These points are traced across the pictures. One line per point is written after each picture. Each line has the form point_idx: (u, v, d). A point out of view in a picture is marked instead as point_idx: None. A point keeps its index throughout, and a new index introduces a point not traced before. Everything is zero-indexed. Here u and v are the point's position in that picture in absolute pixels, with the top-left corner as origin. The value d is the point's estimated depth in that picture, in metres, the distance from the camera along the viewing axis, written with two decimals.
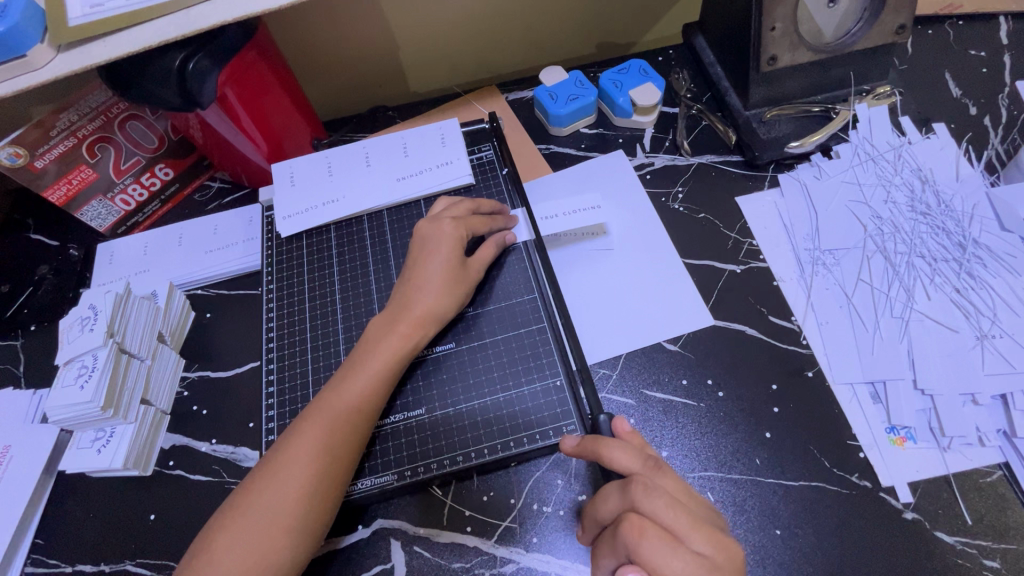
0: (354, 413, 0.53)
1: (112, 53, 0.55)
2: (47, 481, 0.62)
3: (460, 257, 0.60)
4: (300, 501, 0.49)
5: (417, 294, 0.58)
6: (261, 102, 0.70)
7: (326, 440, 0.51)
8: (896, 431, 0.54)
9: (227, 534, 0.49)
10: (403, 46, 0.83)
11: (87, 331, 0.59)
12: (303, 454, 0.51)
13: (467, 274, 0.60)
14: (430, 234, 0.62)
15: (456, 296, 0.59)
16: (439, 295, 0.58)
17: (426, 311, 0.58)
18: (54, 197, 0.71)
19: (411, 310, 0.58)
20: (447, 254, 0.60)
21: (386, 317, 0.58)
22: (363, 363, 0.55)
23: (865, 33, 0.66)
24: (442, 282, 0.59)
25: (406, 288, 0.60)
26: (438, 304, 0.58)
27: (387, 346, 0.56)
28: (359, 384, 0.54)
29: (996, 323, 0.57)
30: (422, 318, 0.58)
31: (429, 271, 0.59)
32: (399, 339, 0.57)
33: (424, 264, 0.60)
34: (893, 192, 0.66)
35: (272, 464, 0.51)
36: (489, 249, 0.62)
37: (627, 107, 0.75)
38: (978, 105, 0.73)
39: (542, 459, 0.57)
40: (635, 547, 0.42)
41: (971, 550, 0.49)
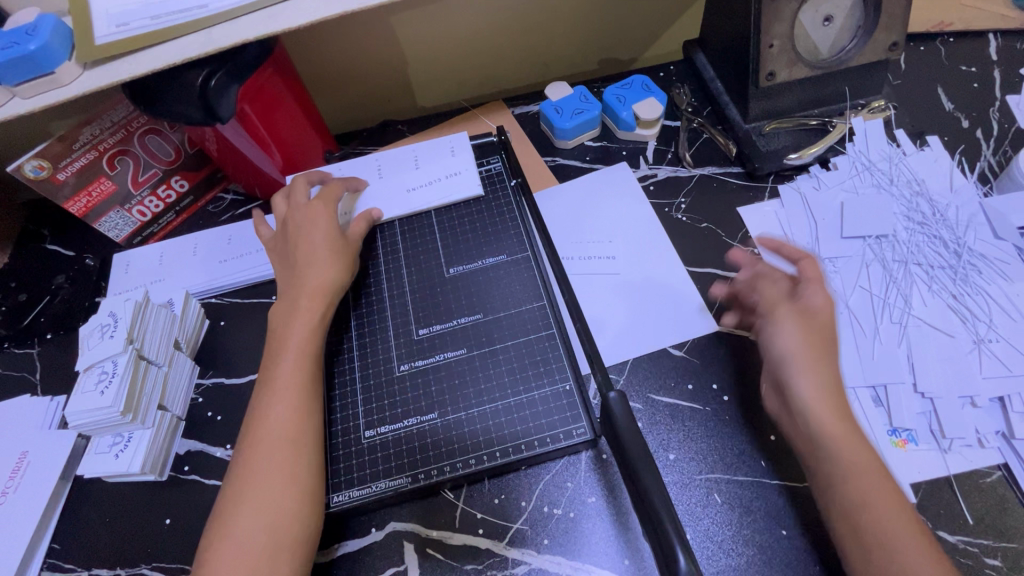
0: (297, 387, 0.56)
1: (138, 70, 0.58)
2: (64, 486, 0.63)
3: (337, 230, 0.66)
4: (285, 485, 0.51)
5: (305, 273, 0.63)
6: (275, 117, 0.72)
7: (285, 422, 0.54)
8: (897, 433, 0.55)
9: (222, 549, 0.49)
10: (412, 62, 0.85)
11: (107, 338, 0.61)
12: (267, 442, 0.53)
13: (344, 243, 0.66)
14: (300, 217, 0.67)
15: (336, 263, 0.64)
16: (323, 264, 0.63)
17: (322, 281, 0.62)
18: (73, 208, 0.73)
19: (306, 287, 0.62)
20: (321, 229, 0.66)
21: (285, 301, 0.62)
22: (284, 345, 0.59)
23: (859, 50, 0.69)
24: (326, 253, 0.64)
25: (293, 272, 0.64)
26: (329, 272, 0.63)
27: (299, 323, 0.60)
28: (287, 362, 0.57)
29: (992, 328, 0.58)
30: (318, 290, 0.62)
31: (309, 250, 0.64)
32: (307, 312, 0.60)
33: (302, 247, 0.65)
34: (890, 203, 0.68)
35: (244, 467, 0.53)
36: (358, 224, 0.69)
37: (630, 121, 0.77)
38: (970, 118, 0.75)
39: (553, 463, 0.58)
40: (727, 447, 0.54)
41: (974, 549, 0.50)
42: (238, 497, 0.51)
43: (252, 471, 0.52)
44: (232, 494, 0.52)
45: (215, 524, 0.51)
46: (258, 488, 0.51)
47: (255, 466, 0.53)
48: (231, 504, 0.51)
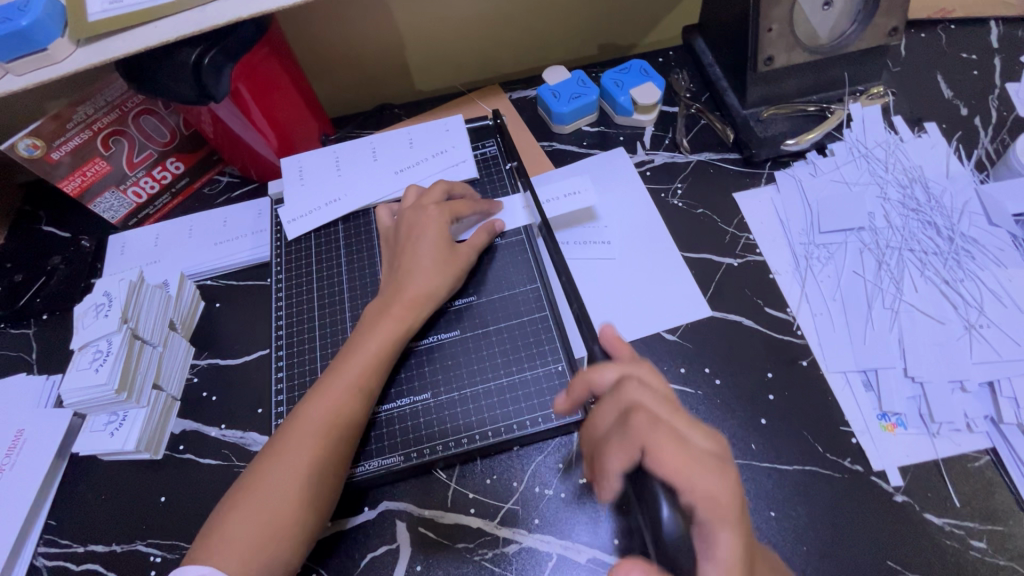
0: (356, 387, 0.55)
1: (131, 48, 0.57)
2: (60, 464, 0.63)
3: (448, 239, 0.63)
4: (307, 479, 0.51)
5: (408, 278, 0.60)
6: (271, 99, 0.72)
7: (334, 417, 0.53)
8: (887, 417, 0.56)
9: (234, 523, 0.50)
10: (409, 45, 0.85)
11: (102, 317, 0.61)
12: (309, 431, 0.52)
13: (456, 256, 0.63)
14: (417, 220, 0.64)
15: (443, 279, 0.61)
16: (429, 276, 0.60)
17: (420, 292, 0.60)
18: (68, 188, 0.72)
19: (404, 292, 0.60)
20: (433, 237, 0.62)
21: (379, 302, 0.60)
22: (360, 343, 0.57)
23: (859, 35, 0.68)
24: (435, 263, 0.61)
25: (398, 274, 0.62)
26: (430, 285, 0.60)
27: (384, 327, 0.58)
28: (360, 360, 0.56)
29: (983, 314, 0.59)
30: (416, 300, 0.59)
31: (418, 255, 0.62)
32: (395, 317, 0.58)
33: (412, 250, 0.62)
34: (886, 189, 0.68)
35: (278, 447, 0.53)
36: (480, 237, 0.65)
37: (628, 105, 0.77)
38: (969, 106, 0.75)
39: (545, 443, 0.58)
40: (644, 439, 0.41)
41: (959, 531, 0.50)
42: (264, 472, 0.52)
43: (284, 454, 0.52)
44: (259, 469, 0.52)
45: (237, 492, 0.52)
46: (284, 472, 0.51)
47: (288, 449, 0.52)
48: (253, 478, 0.52)
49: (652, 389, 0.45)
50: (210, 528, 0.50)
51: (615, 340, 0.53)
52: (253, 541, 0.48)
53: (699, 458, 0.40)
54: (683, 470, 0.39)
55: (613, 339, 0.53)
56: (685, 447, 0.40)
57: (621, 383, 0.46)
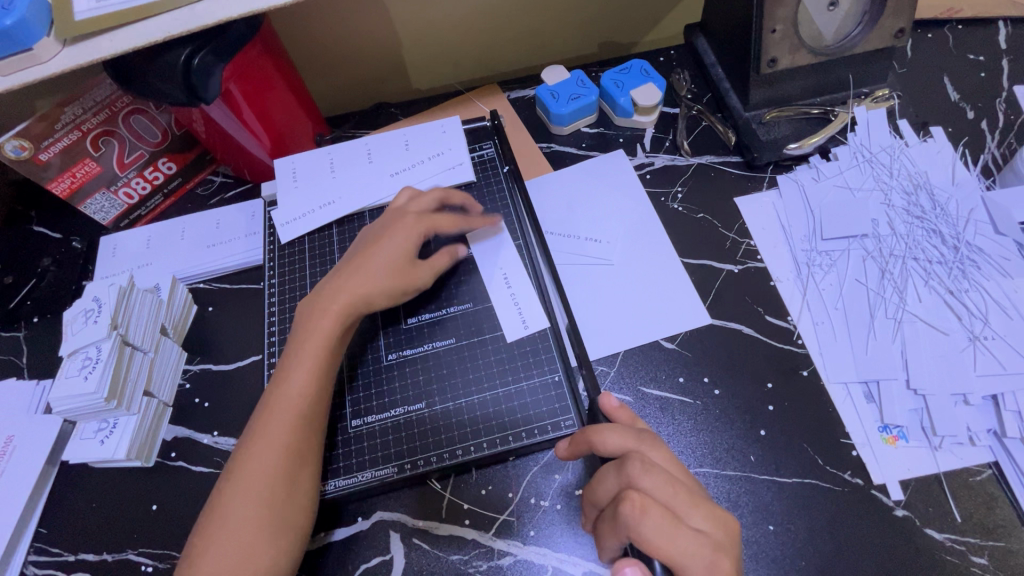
0: (302, 400, 0.53)
1: (119, 48, 0.56)
2: (50, 471, 0.63)
3: (408, 253, 0.60)
4: (274, 497, 0.50)
5: (343, 284, 0.58)
6: (264, 99, 0.70)
7: (291, 434, 0.52)
8: (888, 430, 0.55)
9: (206, 548, 0.49)
10: (406, 43, 0.83)
11: (91, 323, 0.60)
12: (267, 453, 0.51)
13: (412, 267, 0.61)
14: (387, 227, 0.62)
15: (383, 283, 0.59)
16: (370, 281, 0.58)
17: (355, 295, 0.58)
18: (57, 190, 0.71)
19: (337, 297, 0.58)
20: (392, 250, 0.60)
21: (310, 307, 0.58)
22: (296, 354, 0.56)
23: (864, 36, 0.67)
24: (386, 274, 0.59)
25: (335, 279, 0.59)
26: (367, 288, 0.58)
27: (316, 333, 0.56)
28: (301, 372, 0.54)
29: (987, 325, 0.58)
30: (349, 303, 0.57)
31: (368, 262, 0.59)
32: (325, 320, 0.57)
33: (365, 257, 0.60)
34: (890, 195, 0.66)
35: (235, 469, 0.52)
36: (444, 257, 0.62)
37: (628, 107, 0.75)
38: (976, 109, 0.74)
39: (541, 454, 0.58)
40: (636, 525, 0.42)
41: (960, 547, 0.50)
42: (226, 497, 0.50)
43: (244, 475, 0.51)
44: (221, 494, 0.51)
45: (205, 520, 0.51)
46: (248, 496, 0.50)
47: (246, 471, 0.51)
48: (218, 505, 0.50)
49: (658, 470, 0.45)
50: (183, 559, 0.50)
51: (615, 408, 0.52)
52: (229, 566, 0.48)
53: (694, 543, 0.42)
54: (670, 557, 0.41)
55: (612, 407, 0.52)
56: (680, 533, 0.42)
57: (625, 460, 0.46)
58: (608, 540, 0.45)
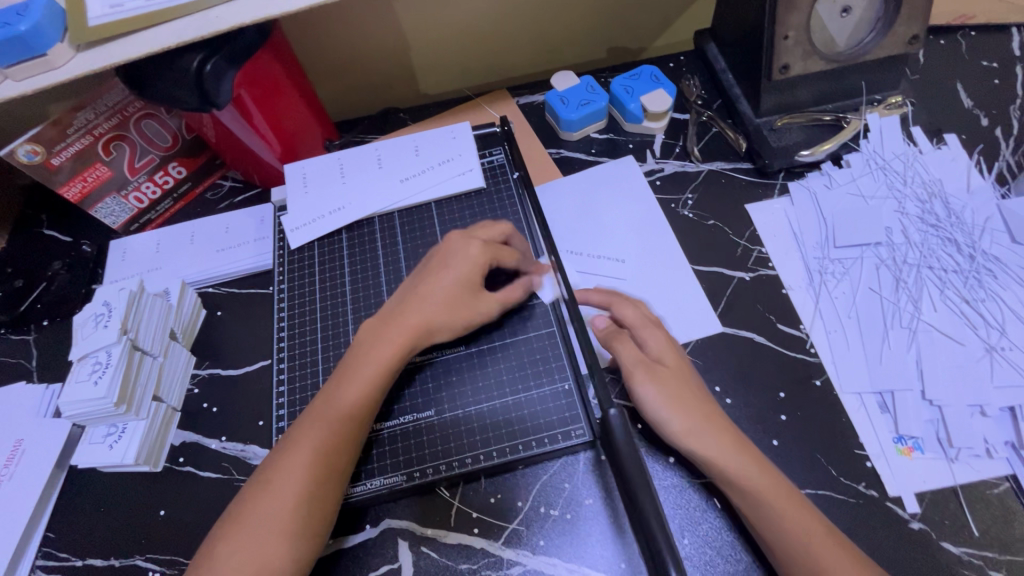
0: (348, 414, 0.53)
1: (132, 53, 0.56)
2: (59, 475, 0.63)
3: (474, 280, 0.58)
4: (299, 503, 0.49)
5: (413, 304, 0.57)
6: (275, 103, 0.70)
7: (326, 443, 0.52)
8: (903, 441, 0.54)
9: (226, 545, 0.49)
10: (415, 48, 0.83)
11: (102, 327, 0.60)
12: (302, 459, 0.51)
13: (477, 297, 0.58)
14: (456, 249, 0.60)
15: (452, 309, 0.57)
16: (442, 306, 0.57)
17: (423, 319, 0.56)
18: (69, 194, 0.71)
19: (405, 317, 0.56)
20: (455, 272, 0.58)
21: (379, 324, 0.57)
22: (355, 367, 0.55)
23: (877, 42, 0.66)
24: (448, 293, 0.57)
25: (402, 299, 0.58)
26: (432, 311, 0.57)
27: (382, 353, 0.55)
28: (356, 386, 0.54)
29: (1005, 335, 0.57)
30: (417, 326, 0.56)
31: (435, 285, 0.58)
32: (393, 344, 0.55)
33: (433, 279, 0.58)
34: (904, 203, 0.66)
35: (268, 472, 0.51)
36: (513, 291, 0.60)
37: (638, 113, 0.75)
38: (989, 116, 0.73)
39: (551, 463, 0.57)
40: None
41: (977, 561, 0.49)
42: (253, 498, 0.50)
43: (275, 477, 0.50)
44: (250, 495, 0.50)
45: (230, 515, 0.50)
46: (274, 499, 0.49)
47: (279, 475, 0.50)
48: (245, 503, 0.50)
49: None
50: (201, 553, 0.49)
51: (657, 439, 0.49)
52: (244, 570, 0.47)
53: None
54: None
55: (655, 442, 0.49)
56: None
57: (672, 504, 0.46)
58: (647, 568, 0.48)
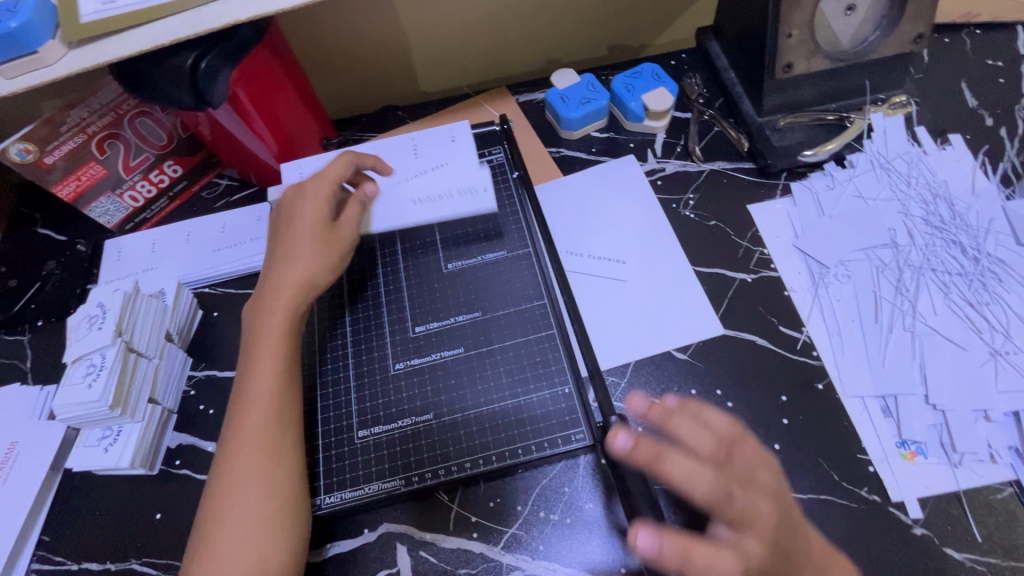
0: (272, 390, 0.54)
1: (125, 51, 0.55)
2: (54, 478, 0.62)
3: (324, 218, 0.62)
4: (260, 490, 0.50)
5: (285, 269, 0.60)
6: (271, 101, 0.69)
7: (265, 425, 0.52)
8: (906, 445, 0.54)
9: (205, 561, 0.48)
10: (414, 46, 0.82)
11: (96, 329, 0.59)
12: (247, 448, 0.51)
13: (332, 235, 0.63)
14: (296, 205, 0.64)
15: (324, 261, 0.61)
16: (311, 260, 0.60)
17: (298, 279, 0.59)
18: (62, 193, 0.70)
19: (282, 284, 0.59)
20: (309, 220, 0.62)
21: (263, 301, 0.59)
22: (257, 348, 0.56)
23: (882, 41, 0.65)
24: (310, 248, 0.61)
25: (271, 269, 0.61)
26: (309, 270, 0.60)
27: (273, 321, 0.57)
28: (263, 363, 0.55)
29: (1009, 339, 0.56)
30: (296, 288, 0.59)
31: (298, 241, 0.61)
32: (285, 312, 0.57)
33: (287, 238, 0.62)
34: (908, 205, 0.65)
35: (219, 481, 0.50)
36: (354, 208, 0.65)
37: (639, 112, 0.74)
38: (994, 115, 0.72)
39: (551, 467, 0.57)
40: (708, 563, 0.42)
41: (980, 567, 0.48)
42: (217, 509, 0.49)
43: (227, 477, 0.50)
44: (209, 503, 0.50)
45: (198, 539, 0.49)
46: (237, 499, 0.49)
47: (231, 473, 0.50)
48: (210, 517, 0.49)
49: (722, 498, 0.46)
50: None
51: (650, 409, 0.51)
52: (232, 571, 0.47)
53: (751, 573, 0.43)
54: None
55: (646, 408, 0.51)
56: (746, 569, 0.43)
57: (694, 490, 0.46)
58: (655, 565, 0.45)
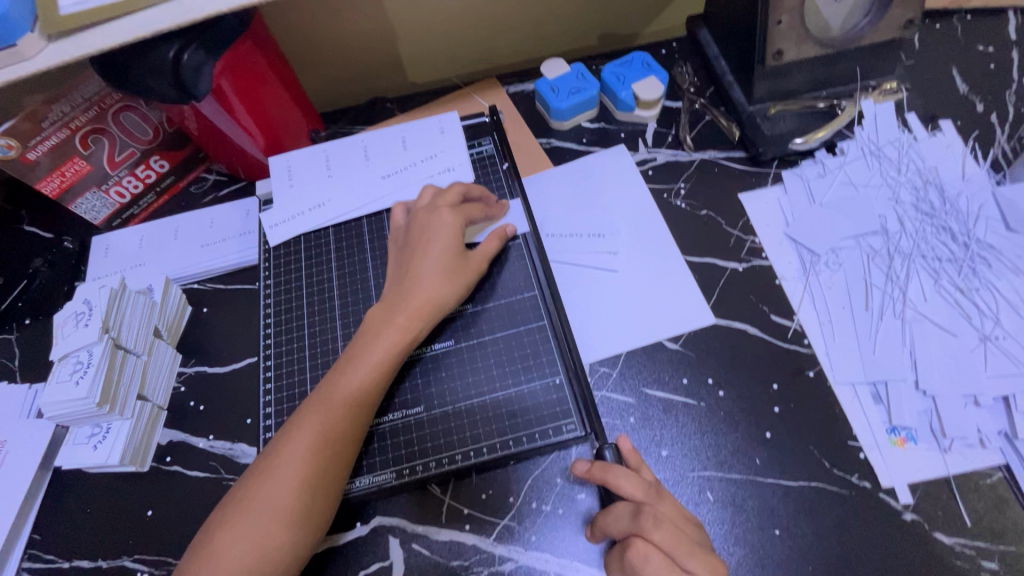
0: (358, 401, 0.52)
1: (105, 43, 0.54)
2: (44, 476, 0.62)
3: (458, 248, 0.59)
4: (299, 491, 0.49)
5: (414, 287, 0.57)
6: (257, 95, 0.68)
7: (326, 432, 0.51)
8: (896, 432, 0.54)
9: (226, 534, 0.48)
10: (402, 37, 0.81)
11: (82, 326, 0.59)
12: (307, 444, 0.50)
13: (466, 263, 0.59)
14: (429, 222, 0.60)
15: (452, 289, 0.58)
16: (435, 286, 0.57)
17: (428, 300, 0.56)
18: (47, 189, 0.70)
19: (410, 300, 0.56)
20: (443, 244, 0.58)
21: (385, 308, 0.57)
22: (361, 352, 0.55)
23: (873, 27, 0.65)
24: (441, 271, 0.58)
25: (403, 281, 0.58)
26: (437, 294, 0.57)
27: (387, 338, 0.55)
28: (361, 369, 0.53)
29: (999, 325, 0.57)
30: (423, 309, 0.56)
31: (425, 263, 0.58)
32: (397, 330, 0.55)
33: (420, 258, 0.58)
34: (899, 192, 0.65)
35: (268, 461, 0.50)
36: (490, 243, 0.61)
37: (629, 101, 0.74)
38: (985, 101, 0.72)
39: (542, 458, 0.56)
40: (637, 569, 0.43)
41: (969, 551, 0.49)
42: (254, 489, 0.49)
43: (279, 461, 0.50)
44: (254, 478, 0.50)
45: (229, 506, 0.49)
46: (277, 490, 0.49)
47: (283, 459, 0.50)
48: (246, 493, 0.49)
49: (667, 524, 0.45)
50: (196, 550, 0.48)
51: (631, 450, 0.52)
52: (254, 553, 0.47)
53: None
54: None
55: (626, 449, 0.52)
56: None
57: (640, 511, 0.46)
58: (614, 575, 0.46)
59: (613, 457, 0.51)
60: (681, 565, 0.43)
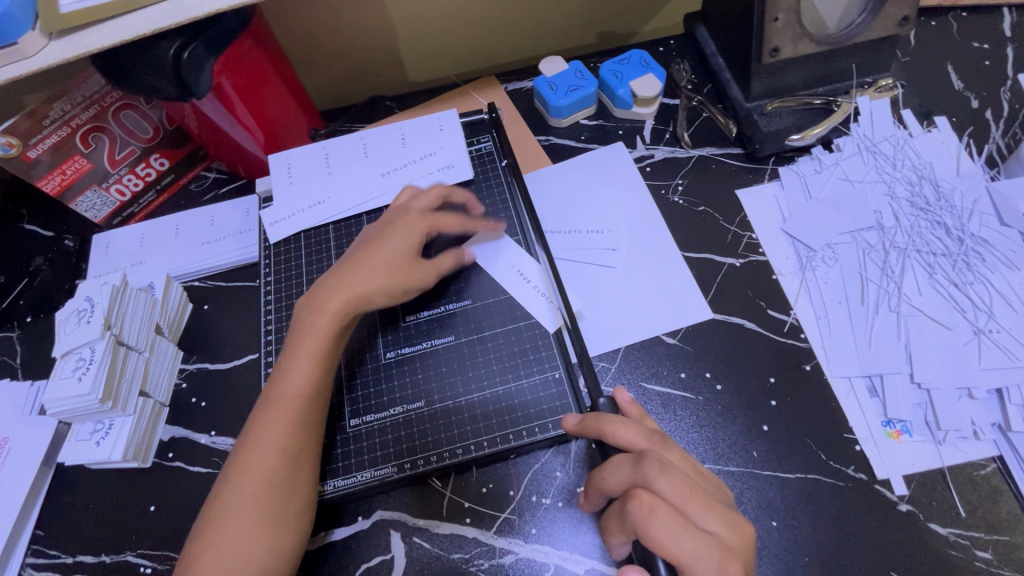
0: (302, 399, 0.52)
1: (105, 41, 0.54)
2: (47, 472, 0.62)
3: (412, 248, 0.59)
4: (268, 495, 0.49)
5: (349, 279, 0.56)
6: (257, 92, 0.69)
7: (284, 435, 0.51)
8: (892, 424, 0.54)
9: (202, 549, 0.48)
10: (401, 35, 0.82)
11: (84, 323, 0.59)
12: (269, 449, 0.50)
13: (412, 260, 0.59)
14: (391, 222, 0.60)
15: (387, 279, 0.57)
16: (365, 277, 0.56)
17: (359, 290, 0.56)
18: (48, 187, 0.70)
19: (339, 291, 0.56)
20: (393, 244, 0.58)
21: (315, 301, 0.56)
22: (296, 350, 0.54)
23: (869, 25, 0.65)
24: (386, 266, 0.57)
25: (338, 274, 0.57)
26: (370, 283, 0.56)
27: (317, 330, 0.54)
28: (299, 368, 0.53)
29: (993, 318, 0.57)
30: (354, 300, 0.56)
31: (365, 257, 0.58)
32: (328, 321, 0.55)
33: (364, 254, 0.58)
34: (894, 187, 0.65)
35: (233, 472, 0.50)
36: (446, 259, 0.61)
37: (627, 99, 0.74)
38: (980, 98, 0.73)
39: (542, 452, 0.57)
40: (645, 524, 0.41)
41: (964, 541, 0.49)
42: (223, 502, 0.49)
43: (245, 471, 0.50)
44: (221, 491, 0.50)
45: (202, 523, 0.49)
46: (246, 499, 0.49)
47: (251, 466, 0.50)
48: (215, 507, 0.49)
49: (675, 471, 0.43)
50: (178, 568, 0.48)
51: (629, 402, 0.52)
52: (233, 564, 0.47)
53: (696, 544, 0.41)
54: (675, 557, 0.41)
55: (624, 401, 0.52)
56: (685, 534, 0.41)
57: (643, 458, 0.44)
58: (614, 534, 0.45)
59: (609, 407, 0.52)
60: (687, 515, 0.42)
